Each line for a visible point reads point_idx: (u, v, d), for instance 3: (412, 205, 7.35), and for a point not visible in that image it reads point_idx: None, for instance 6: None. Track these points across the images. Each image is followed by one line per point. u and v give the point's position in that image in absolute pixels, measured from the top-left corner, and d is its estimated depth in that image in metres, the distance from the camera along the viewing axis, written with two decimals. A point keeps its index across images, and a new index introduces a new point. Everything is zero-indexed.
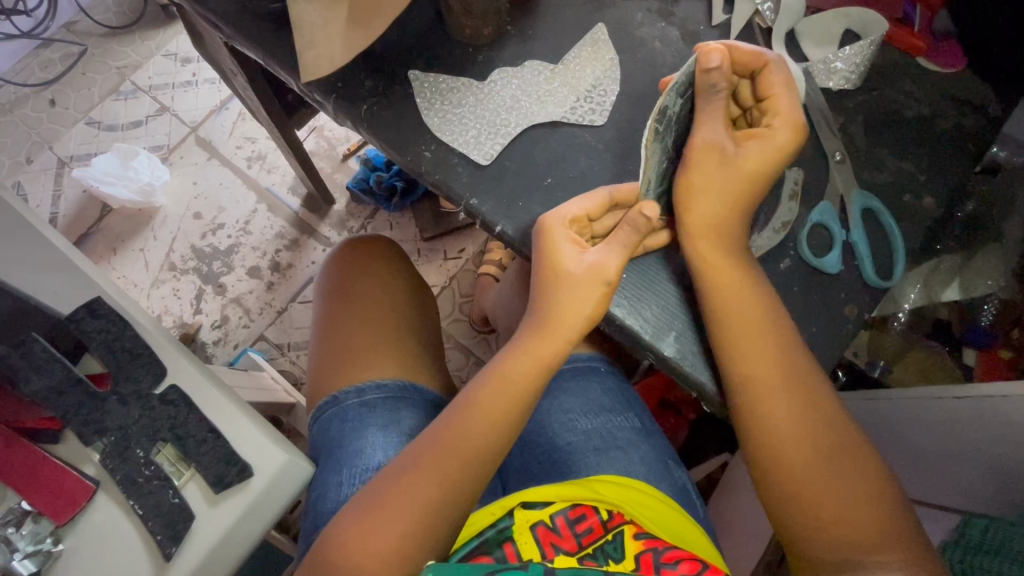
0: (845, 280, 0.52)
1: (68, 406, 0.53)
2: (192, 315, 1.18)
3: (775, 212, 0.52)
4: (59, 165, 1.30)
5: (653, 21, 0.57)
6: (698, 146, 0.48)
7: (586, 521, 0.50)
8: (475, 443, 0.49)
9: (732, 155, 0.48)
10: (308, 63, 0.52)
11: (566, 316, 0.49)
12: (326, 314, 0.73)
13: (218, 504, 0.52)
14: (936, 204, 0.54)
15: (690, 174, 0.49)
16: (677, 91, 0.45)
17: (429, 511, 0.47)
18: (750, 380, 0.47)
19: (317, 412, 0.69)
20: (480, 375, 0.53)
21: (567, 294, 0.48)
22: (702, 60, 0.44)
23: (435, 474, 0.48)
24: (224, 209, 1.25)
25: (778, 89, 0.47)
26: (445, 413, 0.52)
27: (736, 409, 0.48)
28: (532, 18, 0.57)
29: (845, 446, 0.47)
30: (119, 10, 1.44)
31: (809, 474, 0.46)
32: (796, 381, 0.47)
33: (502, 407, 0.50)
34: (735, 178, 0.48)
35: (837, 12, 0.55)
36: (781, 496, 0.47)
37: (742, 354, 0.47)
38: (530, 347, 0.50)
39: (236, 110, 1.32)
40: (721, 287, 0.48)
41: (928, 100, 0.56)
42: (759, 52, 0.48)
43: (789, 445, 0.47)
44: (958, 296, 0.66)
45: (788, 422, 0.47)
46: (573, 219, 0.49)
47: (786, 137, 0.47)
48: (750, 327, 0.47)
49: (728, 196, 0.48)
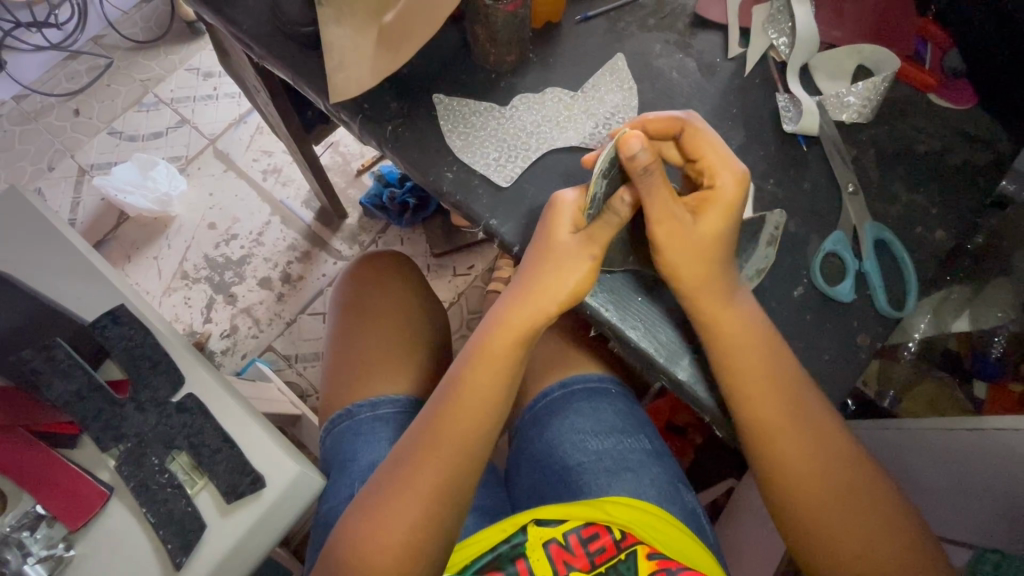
0: (857, 309, 0.52)
1: (88, 411, 0.54)
2: (203, 324, 1.19)
3: (752, 260, 0.52)
4: (80, 173, 1.33)
5: (671, 53, 0.59)
6: (657, 221, 0.47)
7: (598, 539, 0.51)
8: (470, 429, 0.50)
9: (693, 226, 0.47)
10: (336, 84, 0.54)
11: (549, 292, 0.48)
12: (341, 327, 0.75)
13: (230, 514, 0.52)
14: (948, 236, 0.55)
15: (661, 250, 0.48)
16: (602, 175, 0.46)
17: (431, 498, 0.48)
18: (761, 419, 0.47)
19: (331, 424, 0.70)
20: (463, 355, 0.52)
21: (550, 273, 0.48)
22: (622, 147, 0.43)
23: (432, 462, 0.49)
24: (238, 220, 1.27)
25: (705, 147, 0.47)
26: (432, 400, 0.52)
27: (749, 442, 0.48)
28: (553, 47, 0.59)
29: (862, 485, 0.47)
30: (146, 25, 1.49)
31: (834, 512, 0.46)
32: (816, 417, 0.47)
33: (487, 387, 0.50)
34: (703, 247, 0.47)
35: (851, 48, 0.57)
36: (804, 533, 0.47)
37: (762, 384, 0.47)
38: (514, 321, 0.49)
39: (254, 124, 1.35)
40: (723, 321, 0.48)
41: (939, 135, 0.57)
42: (670, 116, 0.48)
43: (807, 483, 0.47)
44: (968, 327, 0.65)
45: (806, 459, 0.47)
46: (561, 208, 0.48)
47: (731, 188, 0.47)
48: (758, 364, 0.47)
49: (702, 258, 0.47)
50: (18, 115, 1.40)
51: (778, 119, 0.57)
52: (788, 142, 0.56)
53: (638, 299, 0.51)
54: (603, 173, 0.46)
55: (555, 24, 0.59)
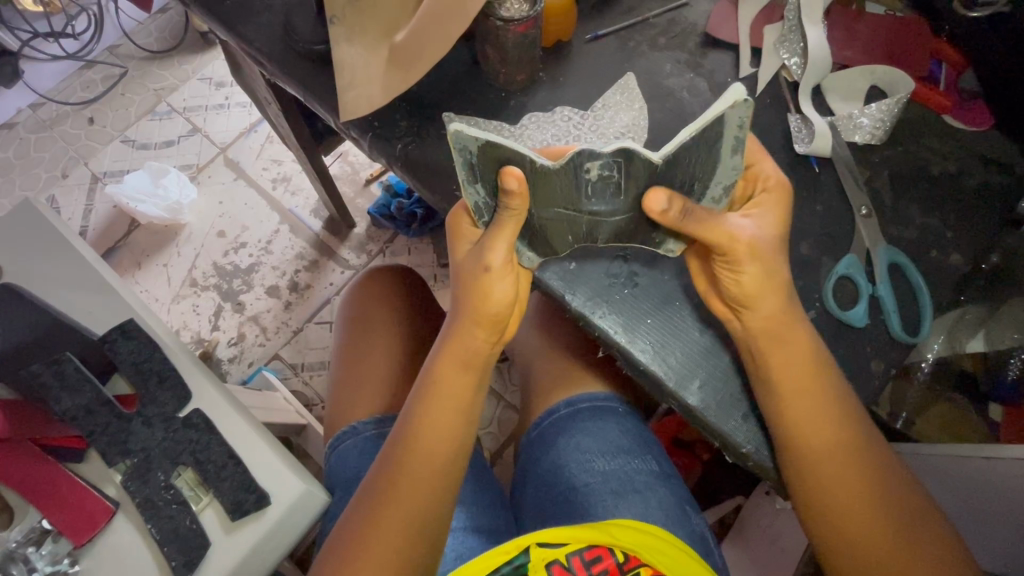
0: (871, 334, 0.52)
1: (95, 426, 0.54)
2: (211, 332, 1.20)
3: (837, 277, 0.52)
4: (93, 181, 1.35)
5: (681, 72, 0.58)
6: (730, 239, 0.44)
7: (601, 563, 0.49)
8: (438, 445, 0.49)
9: (757, 234, 0.45)
10: (347, 103, 0.54)
11: (478, 316, 0.48)
12: (347, 340, 0.75)
13: (234, 532, 0.52)
14: (964, 259, 0.54)
15: (740, 265, 0.45)
16: (471, 181, 0.46)
17: (415, 519, 0.48)
18: (810, 439, 0.46)
19: (334, 442, 0.69)
20: (414, 389, 0.51)
21: (478, 287, 0.47)
22: (506, 188, 0.43)
23: (413, 486, 0.48)
24: (248, 228, 1.28)
25: (752, 157, 0.48)
26: (395, 429, 0.51)
27: (790, 467, 0.47)
28: (562, 66, 0.59)
29: (901, 508, 0.46)
30: (161, 36, 1.51)
31: (880, 536, 0.45)
32: (855, 439, 0.46)
33: (445, 420, 0.50)
34: (773, 254, 0.46)
35: (864, 68, 0.56)
36: (844, 556, 0.46)
37: (799, 411, 0.46)
38: (458, 349, 0.49)
39: (265, 133, 1.36)
40: (790, 344, 0.46)
41: (954, 157, 0.56)
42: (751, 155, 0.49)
43: (855, 505, 0.46)
44: (983, 349, 0.62)
45: (847, 485, 0.46)
46: (459, 225, 0.50)
47: (775, 187, 0.47)
48: (806, 388, 0.46)
49: (775, 286, 0.46)
50: (34, 123, 1.43)
51: (790, 139, 0.56)
52: (800, 163, 0.56)
53: (647, 321, 0.51)
54: (468, 179, 0.46)
55: (565, 42, 0.59)
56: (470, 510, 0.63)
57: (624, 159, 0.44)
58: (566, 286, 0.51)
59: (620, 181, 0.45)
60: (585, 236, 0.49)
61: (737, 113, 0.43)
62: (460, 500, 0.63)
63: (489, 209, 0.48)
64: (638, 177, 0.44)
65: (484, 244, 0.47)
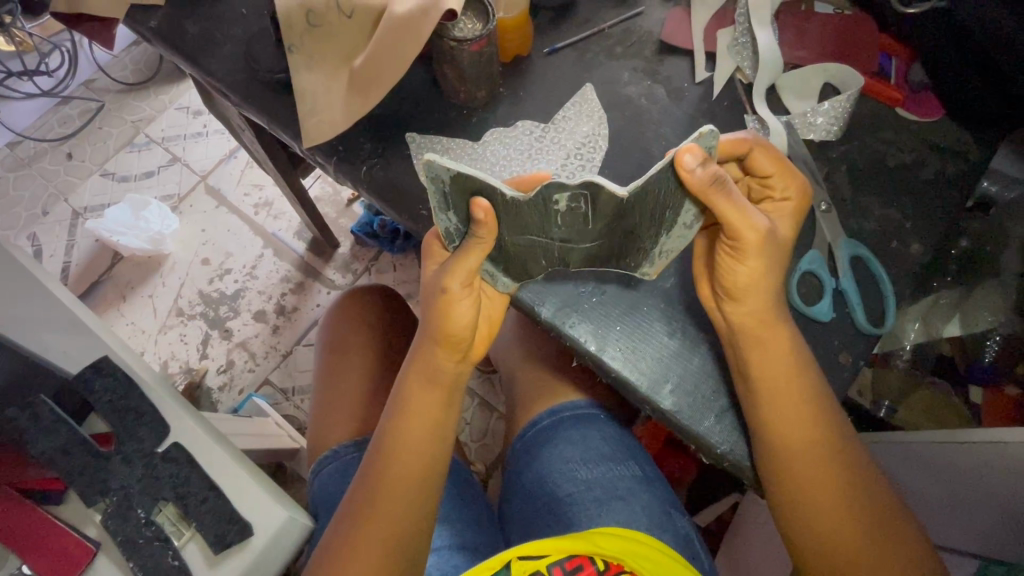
0: (839, 328, 0.52)
1: (73, 467, 0.53)
2: (198, 361, 1.19)
3: (802, 274, 0.53)
4: (73, 216, 1.34)
5: (639, 80, 0.59)
6: (749, 230, 0.44)
7: (582, 572, 0.48)
8: (411, 467, 0.49)
9: (774, 233, 0.45)
10: (309, 128, 0.56)
11: (444, 339, 0.48)
12: (327, 363, 0.75)
13: (217, 564, 0.52)
14: (924, 249, 0.54)
15: (746, 258, 0.45)
16: (443, 209, 0.45)
17: (392, 542, 0.48)
18: (781, 436, 0.46)
19: (317, 467, 0.69)
20: (387, 411, 0.51)
21: (443, 312, 0.47)
22: (475, 218, 0.43)
23: (390, 510, 0.48)
24: (231, 254, 1.28)
25: (775, 164, 0.48)
26: (370, 451, 0.51)
27: (764, 465, 0.47)
28: (523, 80, 0.60)
29: (873, 502, 0.46)
30: (136, 67, 1.51)
31: (852, 529, 0.46)
32: (824, 434, 0.47)
33: (415, 443, 0.49)
34: (779, 257, 0.46)
35: (815, 67, 0.58)
36: (820, 551, 0.46)
37: (770, 410, 0.46)
38: (427, 371, 0.49)
39: (244, 159, 1.37)
40: (759, 345, 0.46)
41: (909, 149, 0.57)
42: (777, 156, 0.48)
43: (828, 501, 0.46)
44: (959, 332, 0.64)
45: (818, 480, 0.46)
46: (430, 246, 0.50)
47: (796, 201, 0.48)
48: (776, 386, 0.46)
49: (755, 292, 0.46)
50: (12, 161, 1.42)
51: None
52: None
53: (617, 328, 0.51)
54: (441, 208, 0.45)
55: (524, 57, 0.60)
56: (457, 528, 0.63)
57: (590, 192, 0.43)
58: (537, 297, 0.52)
59: (588, 211, 0.45)
60: (559, 261, 0.50)
61: (703, 143, 0.43)
62: (447, 519, 0.63)
63: (460, 234, 0.47)
64: (610, 212, 0.45)
65: (446, 267, 0.46)
